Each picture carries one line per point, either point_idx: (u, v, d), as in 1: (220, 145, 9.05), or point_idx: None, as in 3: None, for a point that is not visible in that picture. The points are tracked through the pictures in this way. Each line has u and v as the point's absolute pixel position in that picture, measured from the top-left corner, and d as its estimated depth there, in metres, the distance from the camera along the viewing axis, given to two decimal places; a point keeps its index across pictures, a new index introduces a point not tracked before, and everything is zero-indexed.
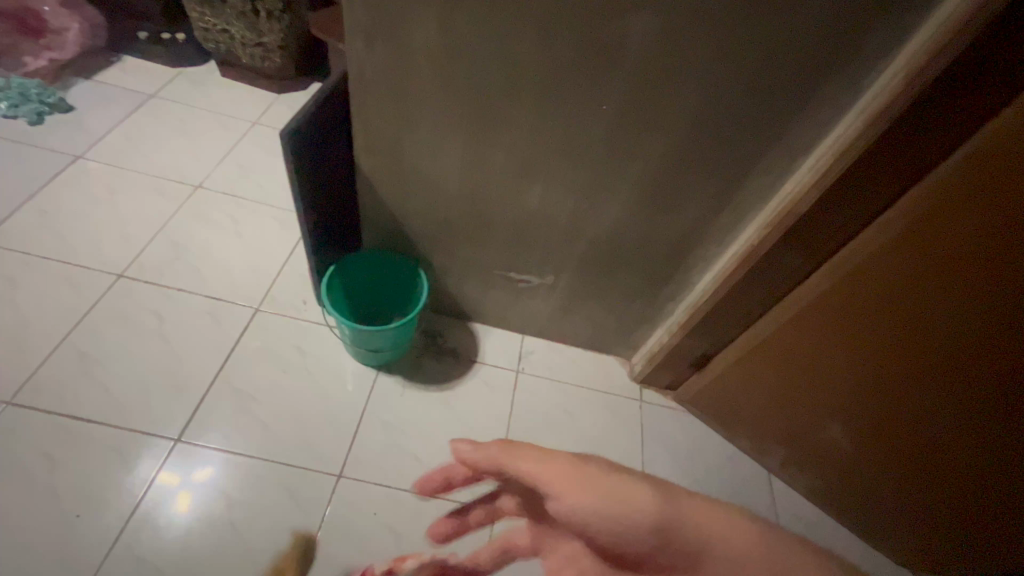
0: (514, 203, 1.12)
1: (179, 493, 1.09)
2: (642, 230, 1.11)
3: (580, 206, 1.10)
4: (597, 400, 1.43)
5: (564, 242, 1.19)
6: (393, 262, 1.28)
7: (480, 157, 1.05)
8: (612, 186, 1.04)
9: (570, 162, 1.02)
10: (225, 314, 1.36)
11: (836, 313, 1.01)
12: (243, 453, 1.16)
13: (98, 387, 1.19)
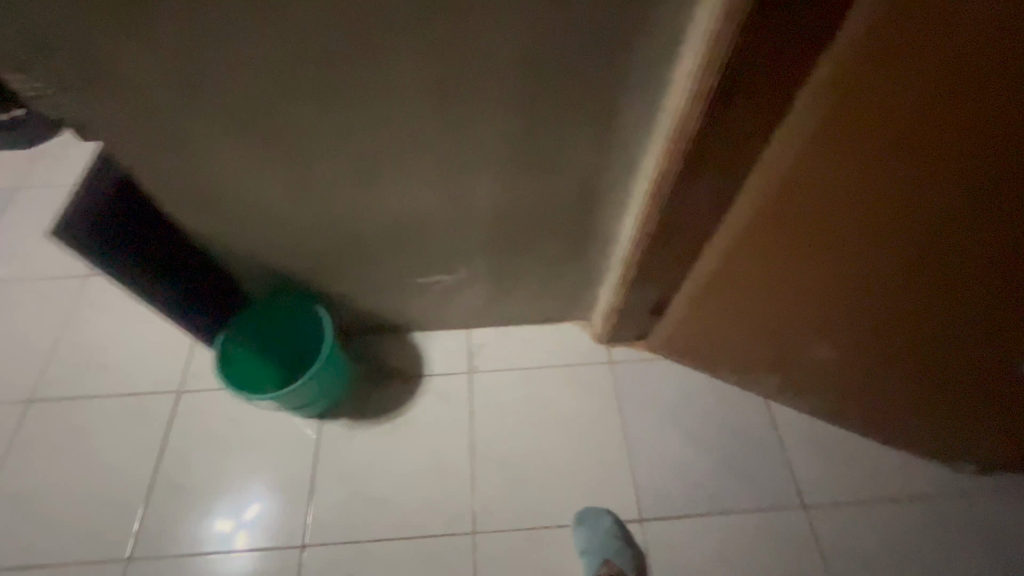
0: (377, 211, 0.95)
1: (237, 534, 1.11)
2: (530, 195, 0.92)
3: (449, 192, 0.91)
4: (563, 378, 1.30)
5: (454, 233, 1.01)
6: (288, 307, 1.14)
7: (311, 175, 0.87)
8: (470, 159, 0.85)
9: (410, 149, 0.83)
10: (147, 406, 1.26)
11: (789, 222, 0.83)
12: (283, 485, 1.16)
13: (37, 527, 1.12)
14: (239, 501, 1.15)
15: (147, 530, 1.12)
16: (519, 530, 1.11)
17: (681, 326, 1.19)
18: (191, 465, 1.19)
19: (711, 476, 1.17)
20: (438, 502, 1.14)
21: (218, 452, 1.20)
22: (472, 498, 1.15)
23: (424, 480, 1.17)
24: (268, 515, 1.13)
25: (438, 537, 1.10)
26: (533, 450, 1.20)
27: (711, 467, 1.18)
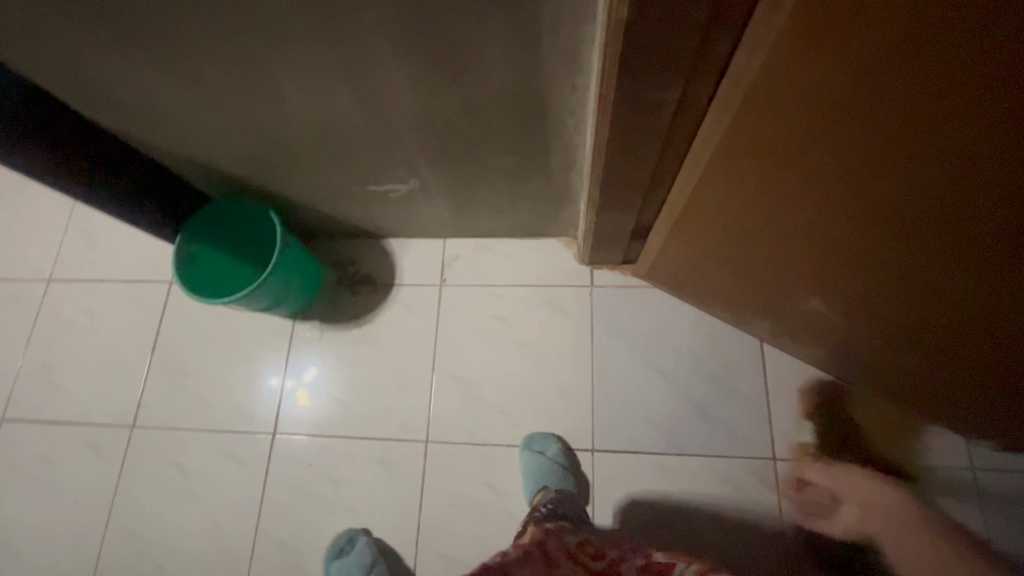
0: (297, 117, 0.83)
1: (300, 393, 1.22)
2: (457, 98, 0.76)
3: (359, 96, 0.78)
4: (536, 298, 1.21)
5: (385, 142, 0.89)
6: (245, 210, 1.10)
7: (198, 77, 0.76)
8: (368, 57, 0.70)
9: (300, 46, 0.68)
10: (143, 294, 1.34)
11: (760, 148, 0.64)
12: (335, 352, 1.23)
13: (60, 391, 1.29)
14: (221, 388, 1.24)
15: (146, 404, 1.25)
16: (470, 445, 1.13)
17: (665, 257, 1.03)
18: (181, 351, 1.28)
19: (677, 416, 1.09)
20: (396, 410, 1.17)
21: (204, 342, 1.28)
22: (429, 410, 1.16)
23: (384, 388, 1.19)
24: (246, 403, 1.22)
25: (393, 442, 1.15)
26: (494, 370, 1.17)
27: (678, 407, 1.10)
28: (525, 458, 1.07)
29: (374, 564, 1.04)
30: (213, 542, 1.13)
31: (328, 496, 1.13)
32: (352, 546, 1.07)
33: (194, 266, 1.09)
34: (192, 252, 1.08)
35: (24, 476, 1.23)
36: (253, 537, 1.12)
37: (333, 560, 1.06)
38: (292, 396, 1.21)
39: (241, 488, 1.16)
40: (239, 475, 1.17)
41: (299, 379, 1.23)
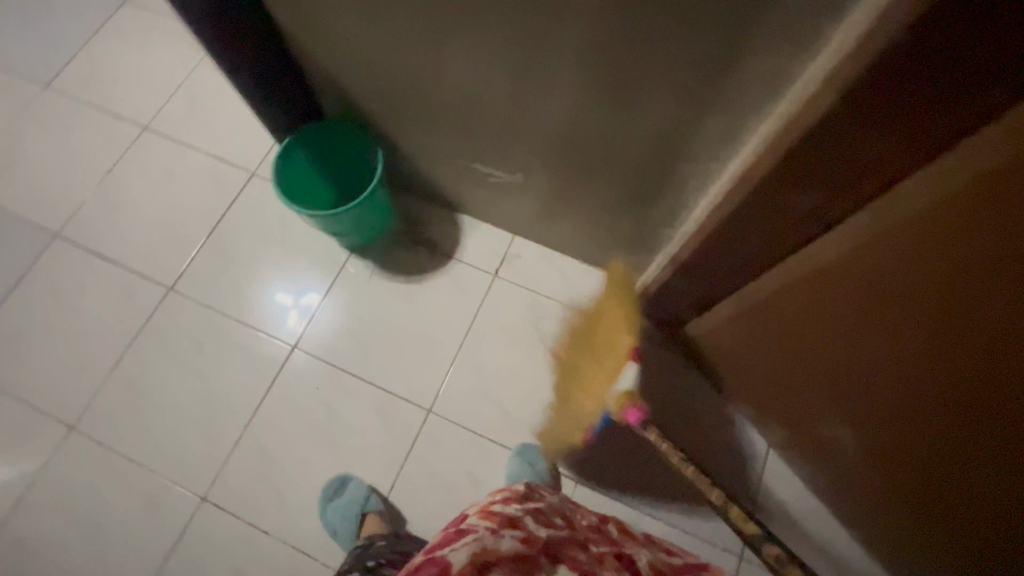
0: (446, 83, 0.88)
1: (292, 312, 1.27)
2: (605, 123, 0.80)
3: (517, 87, 0.82)
4: (576, 323, 1.25)
5: (514, 134, 0.92)
6: (353, 139, 1.15)
7: (385, 14, 0.80)
8: (548, 58, 0.73)
9: (490, 27, 0.73)
10: (225, 174, 1.39)
11: (843, 293, 0.66)
12: (335, 288, 1.28)
13: (117, 231, 1.34)
14: (260, 287, 1.29)
15: (188, 274, 1.30)
16: (466, 431, 1.16)
17: (710, 338, 1.07)
18: (238, 240, 1.33)
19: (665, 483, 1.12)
20: (411, 372, 1.21)
21: (261, 240, 1.33)
22: (441, 384, 1.20)
23: (408, 348, 1.23)
24: (256, 307, 1.27)
25: (398, 400, 1.18)
26: (514, 372, 1.21)
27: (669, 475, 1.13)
28: (513, 463, 1.12)
29: (368, 501, 1.07)
30: (202, 422, 1.17)
31: (321, 425, 1.17)
32: (345, 488, 1.10)
33: (288, 170, 1.13)
34: (292, 157, 1.13)
35: (58, 294, 1.28)
36: (240, 433, 1.16)
37: (328, 495, 1.09)
38: (285, 314, 1.26)
39: (245, 385, 1.20)
40: (248, 372, 1.21)
41: (294, 303, 1.27)
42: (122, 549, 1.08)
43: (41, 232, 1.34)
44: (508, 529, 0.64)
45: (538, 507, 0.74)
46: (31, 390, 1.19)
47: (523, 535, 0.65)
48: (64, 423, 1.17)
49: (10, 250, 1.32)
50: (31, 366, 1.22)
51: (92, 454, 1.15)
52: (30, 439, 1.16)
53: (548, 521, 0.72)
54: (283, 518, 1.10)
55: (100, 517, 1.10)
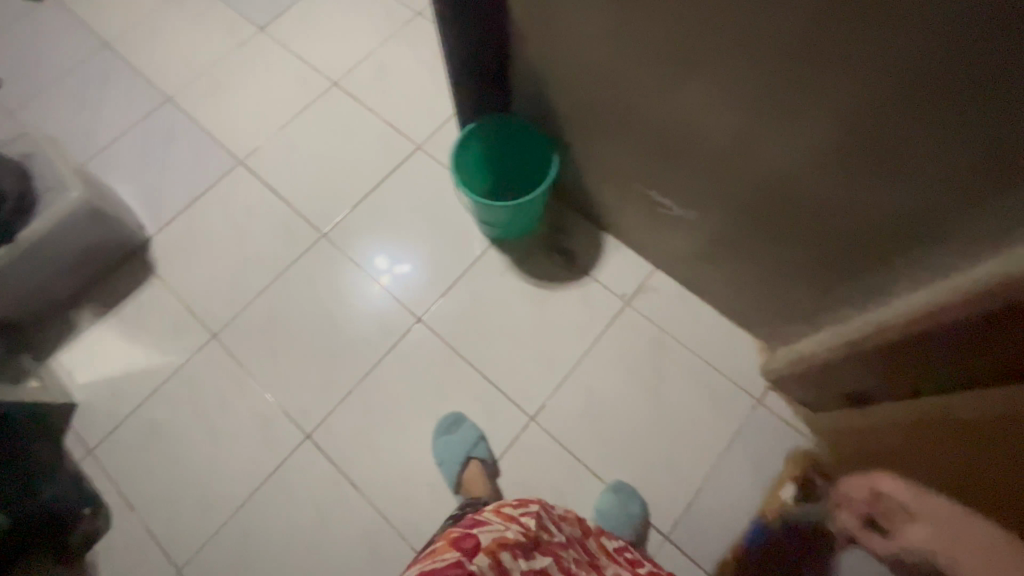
0: (662, 109, 0.87)
1: (381, 278, 1.32)
2: (838, 189, 0.75)
3: (748, 134, 0.78)
4: (699, 376, 1.18)
5: (719, 175, 0.89)
6: (531, 139, 1.17)
7: (636, 33, 0.79)
8: (805, 114, 0.70)
9: (746, 66, 0.71)
10: (393, 142, 1.47)
11: None
12: (426, 266, 1.33)
13: (290, 172, 1.45)
14: (401, 254, 1.34)
15: (341, 226, 1.38)
16: (563, 451, 1.14)
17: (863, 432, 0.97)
18: (391, 206, 1.40)
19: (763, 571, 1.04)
20: (522, 376, 1.20)
21: (411, 212, 1.39)
22: (549, 396, 1.18)
23: (524, 351, 1.23)
24: (352, 266, 1.34)
25: (504, 399, 1.18)
26: (624, 405, 1.17)
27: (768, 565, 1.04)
28: (605, 498, 1.09)
29: (475, 446, 1.11)
30: (322, 366, 1.24)
31: (426, 401, 1.19)
32: (458, 426, 1.14)
33: (468, 154, 1.19)
34: (474, 143, 1.18)
35: (228, 214, 1.41)
36: (352, 387, 1.22)
37: (442, 428, 1.14)
38: (377, 276, 1.32)
39: (367, 342, 1.26)
40: (372, 331, 1.27)
41: (384, 268, 1.33)
42: (230, 460, 1.17)
43: (227, 157, 1.48)
44: None
45: (540, 567, 0.73)
46: (189, 294, 1.32)
47: None
48: (208, 331, 1.28)
49: (199, 166, 1.47)
50: (193, 272, 1.35)
51: (224, 366, 1.25)
52: (178, 337, 1.28)
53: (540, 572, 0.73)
54: (372, 479, 1.13)
55: (218, 424, 1.20)
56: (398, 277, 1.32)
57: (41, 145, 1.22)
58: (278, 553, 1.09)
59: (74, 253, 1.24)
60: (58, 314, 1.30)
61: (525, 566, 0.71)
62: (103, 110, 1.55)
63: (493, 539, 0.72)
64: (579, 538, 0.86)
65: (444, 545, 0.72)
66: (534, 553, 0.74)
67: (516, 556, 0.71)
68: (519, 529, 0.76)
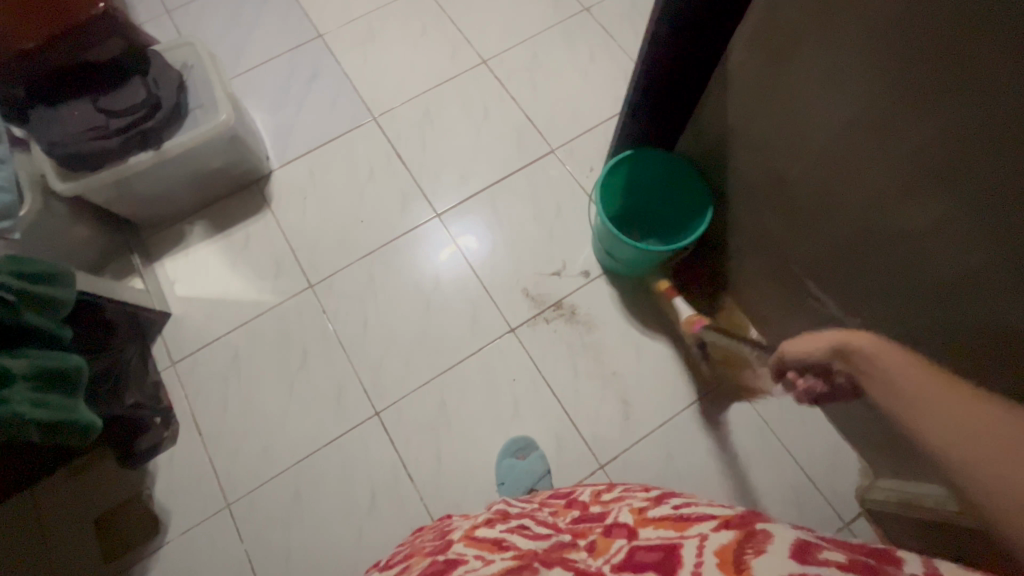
0: (873, 215, 0.78)
1: (447, 246, 1.32)
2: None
3: (985, 280, 0.68)
4: (786, 476, 1.10)
5: (917, 305, 0.79)
6: (690, 184, 1.11)
7: (886, 136, 0.70)
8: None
9: (1013, 215, 0.61)
10: (528, 139, 1.42)
11: None
12: (499, 250, 1.31)
13: (419, 140, 1.42)
14: (509, 256, 1.30)
15: (455, 212, 1.35)
16: None
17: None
18: (511, 204, 1.35)
19: None
20: (602, 420, 1.15)
21: (530, 216, 1.34)
22: (624, 449, 1.13)
23: (608, 392, 1.17)
24: (422, 228, 1.33)
25: (578, 437, 1.14)
26: (700, 484, 1.10)
27: None
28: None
29: (541, 480, 1.08)
30: (406, 347, 1.23)
31: (499, 415, 1.16)
32: (525, 453, 1.11)
33: (615, 182, 1.13)
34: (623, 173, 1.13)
35: (351, 168, 1.40)
36: (430, 378, 1.20)
37: (510, 450, 1.11)
38: (451, 244, 1.32)
39: (455, 335, 1.23)
40: (463, 327, 1.24)
41: (455, 235, 1.33)
42: (299, 413, 1.18)
43: (362, 109, 1.46)
44: (492, 552, 0.62)
45: (520, 522, 0.72)
46: (297, 237, 1.33)
47: (512, 552, 0.61)
48: (306, 280, 1.29)
49: (333, 111, 1.46)
50: (304, 216, 1.35)
51: (315, 319, 1.25)
52: (277, 277, 1.30)
53: (532, 531, 0.68)
54: (429, 478, 1.12)
55: (295, 374, 1.21)
56: (466, 246, 1.32)
57: (202, 59, 1.23)
58: (324, 520, 1.10)
59: (204, 170, 1.26)
60: (175, 223, 1.34)
61: (500, 527, 0.70)
62: (256, 31, 1.55)
63: (464, 533, 0.72)
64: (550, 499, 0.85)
65: (420, 561, 0.68)
66: (507, 520, 0.73)
67: (491, 526, 0.71)
68: (485, 517, 0.76)
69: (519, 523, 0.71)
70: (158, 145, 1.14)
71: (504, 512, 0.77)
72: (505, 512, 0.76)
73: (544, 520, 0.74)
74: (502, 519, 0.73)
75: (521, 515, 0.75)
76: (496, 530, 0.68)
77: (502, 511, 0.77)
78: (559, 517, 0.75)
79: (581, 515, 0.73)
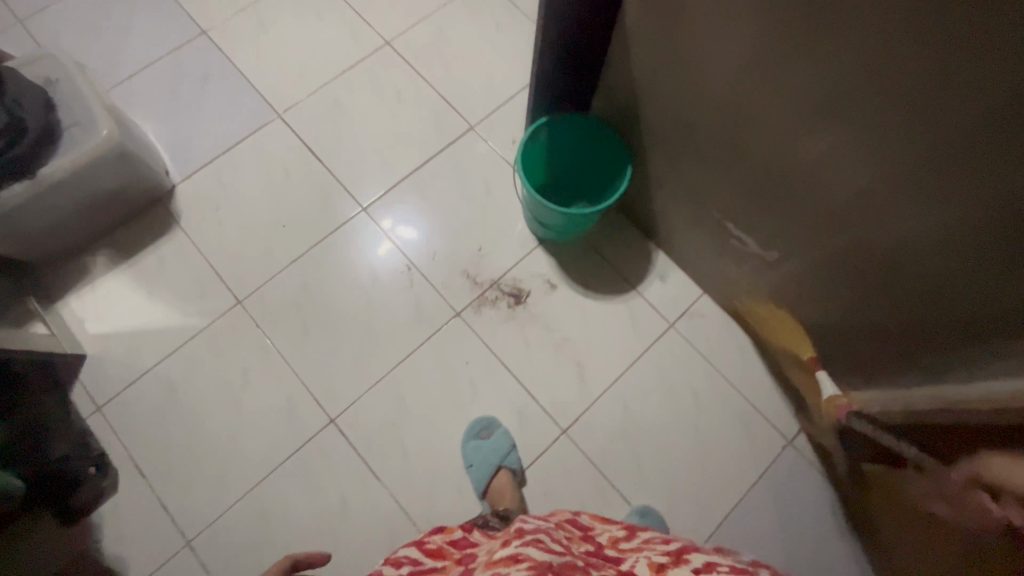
0: (775, 149, 0.82)
1: (384, 239, 1.28)
2: (958, 268, 0.71)
3: (878, 197, 0.74)
4: (734, 407, 1.18)
5: (827, 229, 0.85)
6: (609, 145, 1.12)
7: (779, 70, 0.73)
8: (950, 192, 0.66)
9: (892, 132, 0.66)
10: (446, 119, 1.38)
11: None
12: (434, 236, 1.28)
13: (333, 133, 1.36)
14: (445, 241, 1.28)
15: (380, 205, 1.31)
16: (593, 467, 1.13)
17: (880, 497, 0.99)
18: (439, 187, 1.33)
19: None
20: (559, 386, 1.18)
21: (460, 197, 1.32)
22: (583, 410, 1.16)
23: (561, 359, 1.19)
24: (351, 225, 1.29)
25: (539, 407, 1.16)
26: (658, 429, 1.15)
27: None
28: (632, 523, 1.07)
29: (508, 456, 1.09)
30: (353, 348, 1.19)
31: (458, 399, 1.16)
32: (488, 433, 1.12)
33: (536, 150, 1.14)
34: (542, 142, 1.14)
35: (263, 172, 1.31)
36: (384, 374, 1.18)
37: (474, 431, 1.12)
38: (385, 239, 1.28)
39: (402, 327, 1.21)
40: (409, 318, 1.21)
41: (388, 227, 1.29)
42: (251, 435, 1.13)
43: (264, 107, 1.37)
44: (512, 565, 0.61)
45: (535, 536, 0.69)
46: (216, 253, 1.24)
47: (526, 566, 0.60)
48: (234, 296, 1.22)
49: (233, 113, 1.36)
50: (221, 229, 1.26)
51: (250, 335, 1.19)
52: (201, 298, 1.21)
53: (549, 549, 0.66)
54: (397, 474, 1.11)
55: (239, 395, 1.15)
56: (402, 237, 1.28)
57: (68, 72, 1.10)
58: (295, 535, 1.07)
59: (95, 195, 1.14)
60: (73, 257, 1.22)
61: (516, 544, 0.68)
62: (130, 35, 1.41)
63: (483, 556, 0.69)
64: (567, 521, 0.83)
65: None
66: (525, 535, 0.71)
67: (507, 544, 0.68)
68: (501, 539, 0.73)
69: (539, 537, 0.69)
70: (33, 173, 1.02)
71: (522, 528, 0.74)
72: (520, 528, 0.74)
73: (559, 539, 0.72)
74: (518, 536, 0.70)
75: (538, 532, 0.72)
76: (512, 547, 0.66)
77: (518, 526, 0.74)
78: (573, 545, 0.75)
79: (595, 552, 0.73)
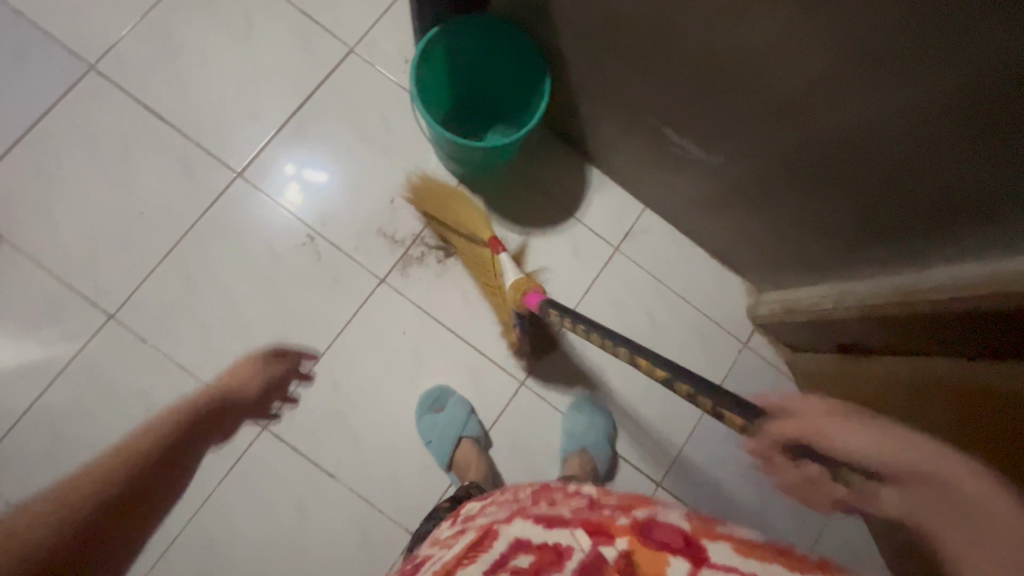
0: (713, 37, 0.68)
1: (292, 187, 1.07)
2: (923, 151, 0.61)
3: (831, 85, 0.63)
4: (688, 322, 1.14)
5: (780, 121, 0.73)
6: (520, 54, 0.94)
7: None
8: (924, 53, 0.54)
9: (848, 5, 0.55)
10: (316, 42, 1.11)
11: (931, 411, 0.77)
12: (338, 188, 1.08)
13: (174, 81, 1.06)
14: (348, 197, 1.08)
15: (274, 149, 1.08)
16: (558, 412, 1.08)
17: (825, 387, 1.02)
18: (330, 128, 1.09)
19: (747, 503, 1.09)
20: (509, 336, 1.08)
21: (356, 140, 1.10)
22: (539, 357, 1.08)
23: None
24: (227, 196, 1.05)
25: (491, 364, 1.07)
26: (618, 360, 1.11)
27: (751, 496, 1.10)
28: (574, 419, 1.06)
29: (468, 424, 1.01)
30: (268, 343, 1.03)
31: (402, 374, 1.05)
32: (443, 403, 1.03)
33: (436, 72, 0.95)
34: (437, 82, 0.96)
35: (92, 146, 1.03)
36: (313, 364, 1.04)
37: (426, 405, 1.03)
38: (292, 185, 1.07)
39: (320, 308, 1.05)
40: (325, 296, 1.05)
41: (293, 174, 1.07)
42: None
43: (67, 58, 1.04)
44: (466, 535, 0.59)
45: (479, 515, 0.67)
46: (61, 261, 0.99)
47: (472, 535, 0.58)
48: (102, 311, 0.99)
49: (26, 71, 1.03)
50: (57, 229, 1.00)
51: (138, 353, 0.99)
52: (59, 320, 0.98)
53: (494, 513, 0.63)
54: (350, 467, 1.01)
55: (145, 422, 0.98)
56: (311, 186, 1.08)
57: None
58: (252, 554, 0.97)
59: None
60: None
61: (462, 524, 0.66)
62: None
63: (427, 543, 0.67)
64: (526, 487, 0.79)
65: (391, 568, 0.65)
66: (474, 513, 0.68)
67: (454, 529, 0.67)
68: (450, 522, 0.71)
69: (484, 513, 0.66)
70: None
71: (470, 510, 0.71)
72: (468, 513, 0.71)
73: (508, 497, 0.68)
74: (466, 517, 0.68)
75: (492, 500, 0.69)
76: (458, 529, 0.65)
77: (470, 509, 0.71)
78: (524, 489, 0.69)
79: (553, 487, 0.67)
